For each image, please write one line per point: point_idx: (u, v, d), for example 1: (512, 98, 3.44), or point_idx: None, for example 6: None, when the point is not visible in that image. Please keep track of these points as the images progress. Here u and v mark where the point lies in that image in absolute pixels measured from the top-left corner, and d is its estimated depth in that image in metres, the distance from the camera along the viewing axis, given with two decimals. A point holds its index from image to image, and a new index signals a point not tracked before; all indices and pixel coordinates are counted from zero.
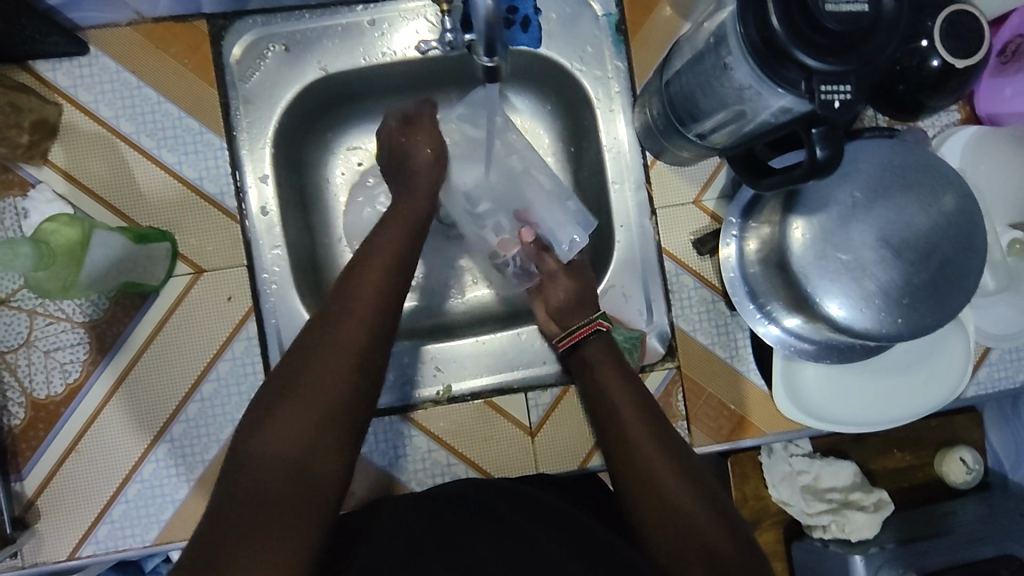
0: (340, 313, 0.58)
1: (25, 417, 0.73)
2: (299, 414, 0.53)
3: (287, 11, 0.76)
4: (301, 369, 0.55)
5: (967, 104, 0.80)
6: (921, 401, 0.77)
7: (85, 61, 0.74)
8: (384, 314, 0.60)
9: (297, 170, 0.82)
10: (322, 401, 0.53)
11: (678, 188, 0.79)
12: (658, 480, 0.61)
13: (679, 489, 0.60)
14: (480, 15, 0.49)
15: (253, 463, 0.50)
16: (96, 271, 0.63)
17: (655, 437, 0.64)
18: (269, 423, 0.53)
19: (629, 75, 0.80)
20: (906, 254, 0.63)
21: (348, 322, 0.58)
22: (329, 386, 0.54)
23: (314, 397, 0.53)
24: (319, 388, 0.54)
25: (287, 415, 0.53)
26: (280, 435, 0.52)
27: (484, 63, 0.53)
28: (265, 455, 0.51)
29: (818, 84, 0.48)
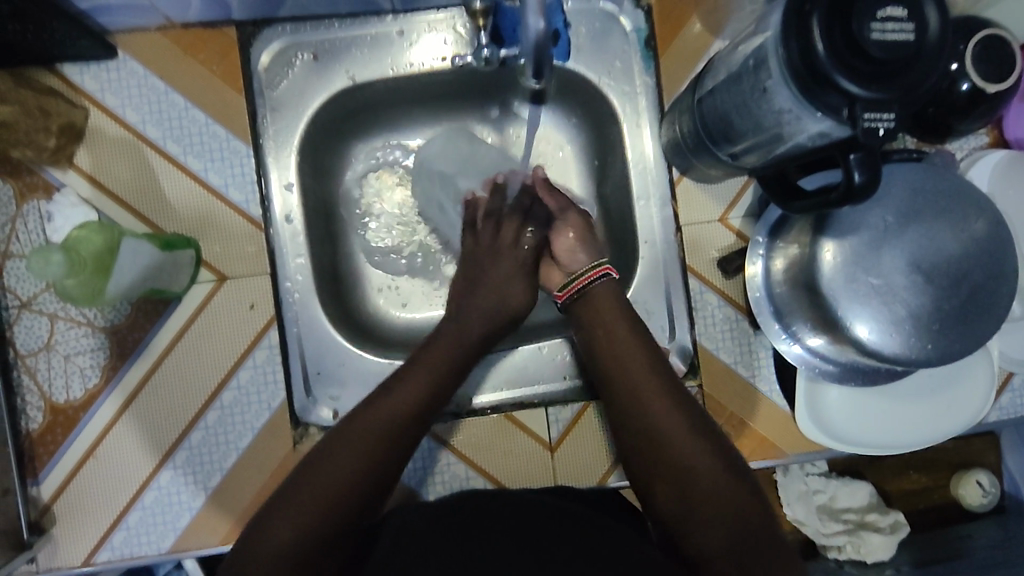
0: (368, 412, 0.62)
1: (44, 422, 0.73)
2: (310, 508, 0.55)
3: (316, 20, 0.76)
4: (326, 463, 0.58)
5: (996, 128, 0.80)
6: (943, 425, 0.77)
7: (113, 64, 0.73)
8: (418, 425, 0.63)
9: (321, 178, 0.82)
10: (335, 496, 0.56)
11: (703, 205, 0.79)
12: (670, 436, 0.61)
13: (699, 456, 0.60)
14: (530, 39, 0.49)
15: (262, 544, 0.54)
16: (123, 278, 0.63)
17: (682, 415, 0.63)
18: (286, 507, 0.56)
19: (657, 91, 0.79)
20: (938, 279, 0.62)
21: (380, 427, 0.61)
22: (344, 485, 0.57)
23: (323, 493, 0.56)
24: (336, 482, 0.57)
25: (304, 503, 0.55)
26: (290, 519, 0.55)
27: (530, 84, 0.54)
28: (278, 536, 0.54)
29: (861, 112, 0.48)
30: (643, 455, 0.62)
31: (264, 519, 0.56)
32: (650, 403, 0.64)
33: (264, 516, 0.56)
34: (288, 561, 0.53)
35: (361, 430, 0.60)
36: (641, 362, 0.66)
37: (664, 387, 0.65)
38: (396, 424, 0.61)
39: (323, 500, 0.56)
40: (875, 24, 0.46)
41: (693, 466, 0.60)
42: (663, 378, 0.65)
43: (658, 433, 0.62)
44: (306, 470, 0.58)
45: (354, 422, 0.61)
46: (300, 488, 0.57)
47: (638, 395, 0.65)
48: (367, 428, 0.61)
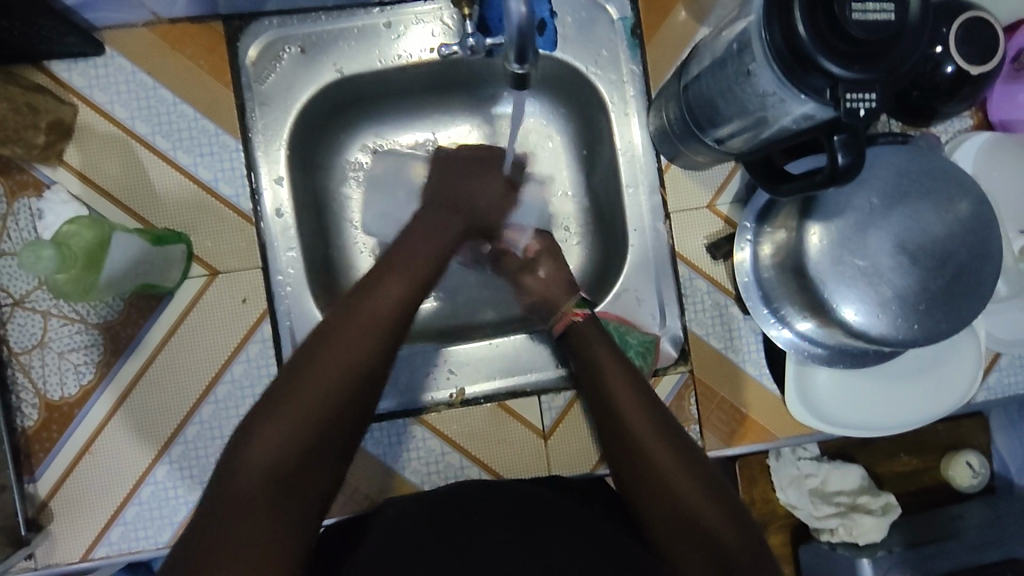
0: (346, 317, 0.57)
1: (39, 419, 0.73)
2: (284, 431, 0.52)
3: (303, 13, 0.76)
4: (301, 378, 0.54)
5: (979, 111, 0.81)
6: (932, 405, 0.78)
7: (100, 61, 0.73)
8: (402, 323, 0.59)
9: (310, 172, 0.82)
10: (316, 414, 0.53)
11: (691, 192, 0.80)
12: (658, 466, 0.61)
13: (687, 487, 0.60)
14: (513, 24, 0.49)
15: (245, 462, 0.51)
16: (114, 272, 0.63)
17: (663, 435, 0.64)
18: (260, 428, 0.52)
19: (644, 79, 0.80)
20: (923, 260, 0.63)
21: (352, 339, 0.56)
22: (327, 392, 0.54)
23: (305, 405, 0.53)
24: (319, 394, 0.53)
25: (279, 425, 0.52)
26: (272, 441, 0.51)
27: (515, 71, 0.54)
28: (254, 460, 0.51)
29: (843, 92, 0.48)
30: (626, 473, 0.63)
31: (236, 446, 0.52)
32: (634, 422, 0.65)
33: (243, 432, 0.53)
34: (266, 482, 0.50)
35: (333, 345, 0.55)
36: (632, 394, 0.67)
37: (647, 409, 0.66)
38: (378, 328, 0.57)
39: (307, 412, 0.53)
40: (856, 5, 0.47)
41: (672, 482, 0.60)
42: (646, 399, 0.67)
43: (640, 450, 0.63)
44: (287, 378, 0.54)
45: (325, 335, 0.56)
46: (276, 406, 0.53)
47: (620, 411, 0.66)
48: (342, 331, 0.56)
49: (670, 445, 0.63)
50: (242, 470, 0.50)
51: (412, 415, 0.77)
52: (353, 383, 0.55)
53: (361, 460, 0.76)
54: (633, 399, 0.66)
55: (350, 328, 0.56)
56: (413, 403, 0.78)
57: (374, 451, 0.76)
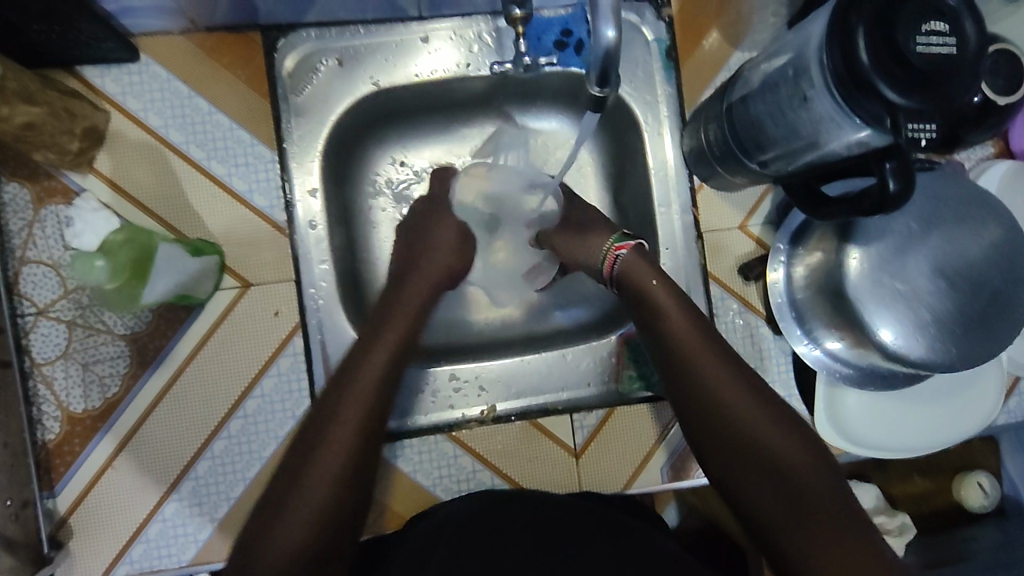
0: (353, 373, 0.63)
1: (60, 432, 0.70)
2: (321, 477, 0.56)
3: (341, 25, 0.76)
4: (327, 436, 0.58)
5: (1001, 140, 0.84)
6: (957, 427, 0.78)
7: (135, 68, 0.72)
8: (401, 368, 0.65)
9: (343, 185, 0.82)
10: (342, 458, 0.58)
11: (723, 213, 0.81)
12: (753, 426, 0.61)
13: (779, 442, 0.60)
14: (601, 50, 0.49)
15: (288, 507, 0.55)
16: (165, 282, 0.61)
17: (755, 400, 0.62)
18: (276, 520, 0.55)
19: (678, 101, 0.81)
20: (961, 284, 0.64)
21: (369, 383, 0.62)
22: (356, 435, 0.59)
23: (337, 446, 0.58)
24: (350, 436, 0.59)
25: (309, 482, 0.56)
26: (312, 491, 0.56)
27: (595, 92, 0.54)
28: (273, 555, 0.53)
29: (903, 121, 0.49)
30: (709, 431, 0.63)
31: (281, 490, 0.56)
32: (708, 369, 0.63)
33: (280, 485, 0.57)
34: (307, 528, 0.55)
35: (343, 403, 0.61)
36: (708, 352, 0.64)
37: (738, 375, 0.63)
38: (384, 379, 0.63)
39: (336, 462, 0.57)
40: (920, 37, 0.48)
41: (767, 444, 0.60)
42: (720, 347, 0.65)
43: (732, 413, 0.62)
44: (318, 417, 0.60)
45: (335, 396, 0.61)
46: (285, 500, 0.56)
47: (696, 373, 0.64)
48: (358, 382, 0.62)
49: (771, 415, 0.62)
50: (276, 534, 0.54)
51: (442, 432, 0.76)
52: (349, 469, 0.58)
53: (391, 477, 0.75)
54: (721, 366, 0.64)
55: (350, 405, 0.60)
56: (443, 420, 0.77)
57: (404, 468, 0.75)
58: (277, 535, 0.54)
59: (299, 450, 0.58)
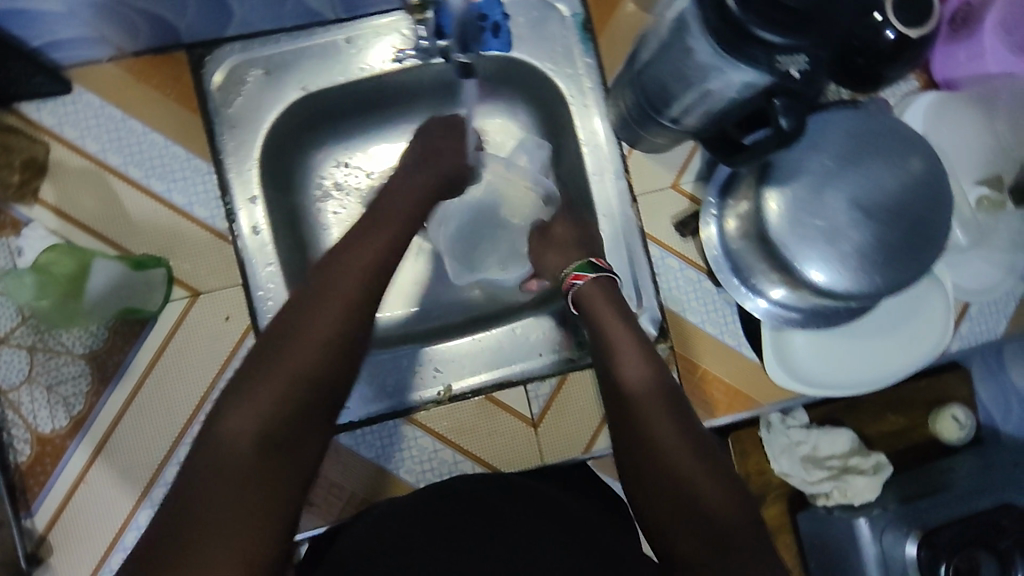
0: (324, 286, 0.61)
1: (32, 454, 0.73)
2: (273, 386, 0.55)
3: (264, 36, 0.79)
4: (285, 343, 0.57)
5: (924, 73, 0.85)
6: (908, 359, 0.79)
7: (69, 99, 0.75)
8: (381, 284, 0.64)
9: (286, 190, 0.84)
10: (301, 367, 0.56)
11: (654, 173, 0.82)
12: (677, 458, 0.61)
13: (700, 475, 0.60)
14: None
15: (236, 415, 0.54)
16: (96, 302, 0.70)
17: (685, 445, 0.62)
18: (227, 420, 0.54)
19: (600, 71, 0.83)
20: (879, 214, 0.65)
21: (343, 293, 0.61)
22: (321, 340, 0.58)
23: (294, 356, 0.56)
24: (311, 341, 0.57)
25: (259, 391, 0.55)
26: (263, 397, 0.54)
27: None
28: (229, 436, 0.53)
29: (776, 58, 0.51)
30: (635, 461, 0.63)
31: (229, 399, 0.55)
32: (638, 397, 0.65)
33: (230, 395, 0.55)
34: (254, 438, 0.53)
35: (309, 314, 0.59)
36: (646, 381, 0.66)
37: (669, 417, 0.63)
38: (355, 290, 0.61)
39: (294, 371, 0.56)
40: None
41: (688, 478, 0.60)
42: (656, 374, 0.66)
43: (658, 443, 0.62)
44: (283, 326, 0.59)
45: (302, 306, 0.60)
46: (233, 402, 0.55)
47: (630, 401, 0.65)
48: (327, 293, 0.61)
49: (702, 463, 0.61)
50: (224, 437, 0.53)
51: (402, 416, 0.79)
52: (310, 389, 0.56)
53: (357, 463, 0.77)
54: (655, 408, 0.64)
55: (316, 313, 0.59)
56: (402, 404, 0.79)
57: (368, 455, 0.77)
58: (226, 441, 0.53)
59: (263, 358, 0.57)
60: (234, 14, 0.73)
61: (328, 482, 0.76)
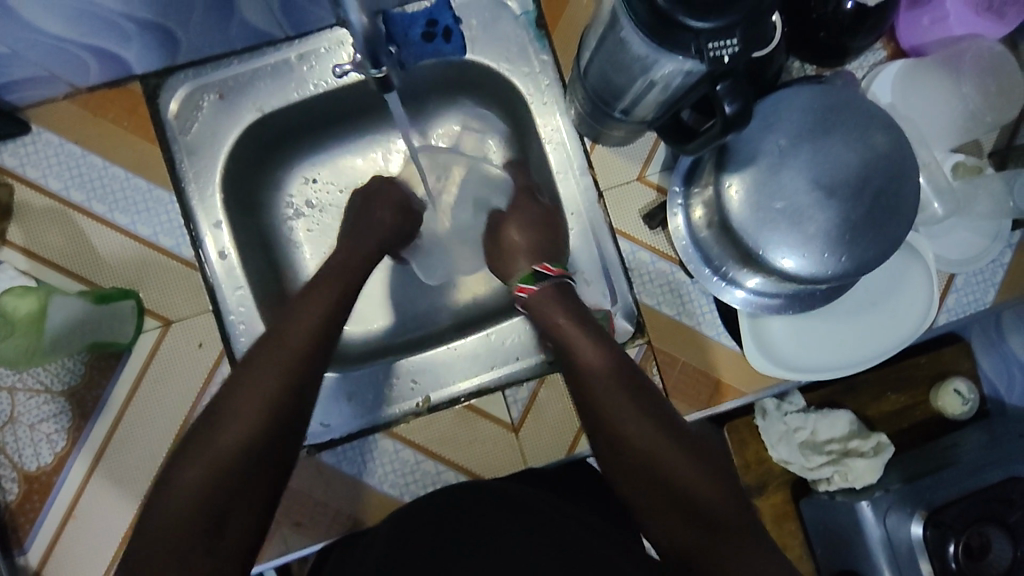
0: (276, 341, 0.64)
1: (19, 492, 0.74)
2: (230, 440, 0.58)
3: (216, 60, 0.79)
4: (239, 397, 0.60)
5: (891, 41, 0.81)
6: (892, 335, 0.77)
7: (28, 139, 0.76)
8: (327, 333, 0.66)
9: (255, 212, 0.85)
10: (252, 420, 0.59)
11: (619, 167, 0.80)
12: (653, 450, 0.63)
13: (687, 467, 0.62)
14: (362, 33, 0.45)
15: (192, 469, 0.57)
16: (57, 337, 0.66)
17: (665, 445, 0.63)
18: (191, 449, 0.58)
19: (556, 67, 0.82)
20: (841, 191, 0.63)
21: (294, 346, 0.63)
22: (273, 393, 0.60)
23: (248, 411, 0.59)
24: (259, 395, 0.60)
25: (217, 446, 0.57)
26: (217, 454, 0.57)
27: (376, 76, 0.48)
28: (186, 486, 0.56)
29: (705, 43, 0.50)
30: (609, 456, 0.65)
31: (182, 453, 0.58)
32: (597, 392, 0.66)
33: (185, 448, 0.59)
34: (206, 490, 0.56)
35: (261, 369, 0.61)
36: (611, 378, 0.67)
37: (652, 419, 0.65)
38: (306, 344, 0.64)
39: (249, 426, 0.58)
40: None
41: (663, 470, 0.62)
42: (619, 363, 0.68)
43: (625, 438, 0.64)
44: (237, 379, 0.61)
45: (253, 359, 0.62)
46: (195, 441, 0.58)
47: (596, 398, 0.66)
48: (279, 346, 0.63)
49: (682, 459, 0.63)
50: (179, 490, 0.56)
51: (381, 430, 0.78)
52: (270, 409, 0.60)
53: (339, 481, 0.77)
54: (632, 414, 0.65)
55: (268, 366, 0.62)
56: (382, 417, 0.79)
57: (349, 471, 0.77)
58: (182, 492, 0.56)
59: (215, 408, 0.60)
60: (180, 41, 0.73)
61: (312, 501, 0.76)
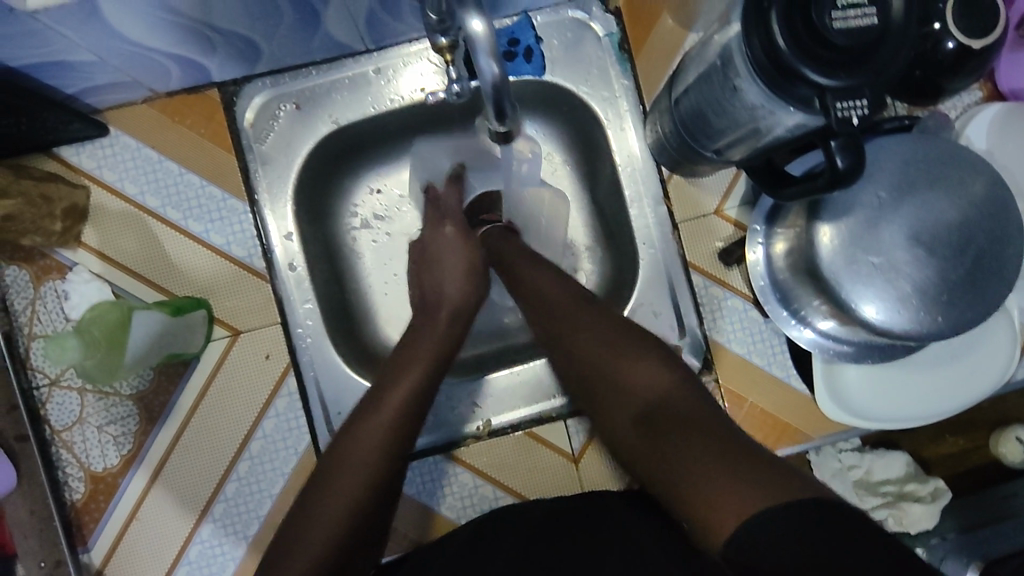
0: (366, 422, 0.62)
1: (85, 491, 0.75)
2: (326, 525, 0.56)
3: (294, 70, 0.77)
4: (335, 482, 0.59)
5: (988, 82, 0.79)
6: (969, 391, 0.75)
7: (107, 141, 0.76)
8: (419, 414, 0.65)
9: (321, 221, 0.83)
10: (350, 507, 0.57)
11: (698, 199, 0.79)
12: (630, 377, 0.62)
13: (662, 387, 0.60)
14: (488, 83, 0.49)
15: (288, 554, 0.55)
16: (142, 355, 0.71)
17: (640, 357, 0.63)
18: (331, 483, 0.59)
19: (637, 92, 0.80)
20: (940, 250, 0.62)
21: (386, 427, 0.62)
22: (370, 477, 0.59)
23: (343, 497, 0.58)
24: (356, 485, 0.58)
25: (315, 531, 0.56)
26: (315, 540, 0.55)
27: (495, 126, 0.54)
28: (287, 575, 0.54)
29: (832, 101, 0.49)
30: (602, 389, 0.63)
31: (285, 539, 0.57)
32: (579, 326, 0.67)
33: (284, 536, 0.57)
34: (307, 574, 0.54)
35: (358, 453, 0.60)
36: (602, 329, 0.66)
37: (636, 351, 0.64)
38: (400, 424, 0.63)
39: (340, 515, 0.57)
40: (836, 13, 0.48)
41: (645, 393, 0.60)
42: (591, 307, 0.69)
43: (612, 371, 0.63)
44: (333, 460, 0.60)
45: (349, 444, 0.61)
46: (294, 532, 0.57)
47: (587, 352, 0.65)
48: (369, 428, 0.62)
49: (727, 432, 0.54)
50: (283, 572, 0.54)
51: (441, 451, 0.78)
52: (380, 473, 0.60)
53: (397, 500, 0.77)
54: (630, 358, 0.63)
55: (363, 451, 0.60)
56: (441, 439, 0.78)
57: (407, 490, 0.77)
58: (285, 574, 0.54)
59: (315, 491, 0.59)
60: (263, 52, 0.72)
61: None
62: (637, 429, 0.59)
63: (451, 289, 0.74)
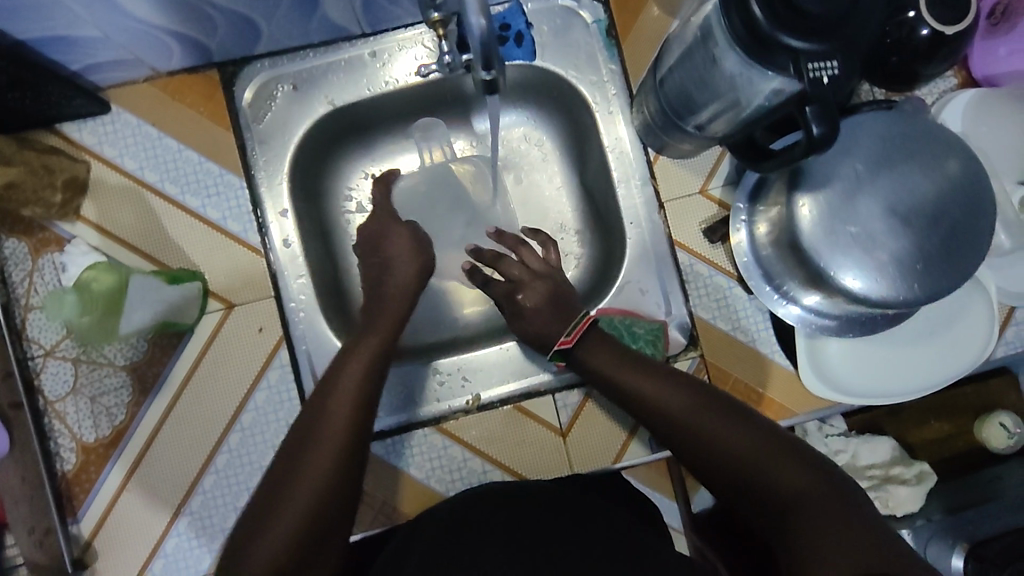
0: (327, 403, 0.60)
1: (77, 462, 0.76)
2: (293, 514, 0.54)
3: (292, 52, 0.80)
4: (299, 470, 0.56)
5: (963, 69, 0.81)
6: (950, 368, 0.77)
7: (108, 118, 0.78)
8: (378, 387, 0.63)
9: (314, 201, 0.85)
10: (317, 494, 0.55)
11: (683, 179, 0.81)
12: (681, 418, 0.58)
13: (721, 431, 0.56)
14: (476, 37, 0.52)
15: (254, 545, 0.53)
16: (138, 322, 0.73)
17: (685, 393, 0.60)
18: (296, 468, 0.56)
19: (624, 77, 0.82)
20: (915, 220, 0.64)
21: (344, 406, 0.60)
22: (336, 457, 0.57)
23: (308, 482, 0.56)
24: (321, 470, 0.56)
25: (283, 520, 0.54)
26: (283, 529, 0.54)
27: (483, 77, 0.57)
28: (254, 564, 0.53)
29: (806, 64, 0.51)
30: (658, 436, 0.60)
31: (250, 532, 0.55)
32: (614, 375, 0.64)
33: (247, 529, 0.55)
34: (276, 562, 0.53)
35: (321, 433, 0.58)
36: (634, 373, 0.63)
37: (679, 386, 0.60)
38: (360, 398, 0.61)
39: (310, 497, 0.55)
40: None
41: (700, 439, 0.57)
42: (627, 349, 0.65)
43: (664, 413, 0.59)
44: (294, 446, 0.58)
45: (311, 426, 0.59)
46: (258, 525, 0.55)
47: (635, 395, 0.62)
48: (328, 409, 0.59)
49: (776, 447, 0.55)
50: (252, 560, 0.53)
51: (430, 425, 0.79)
52: (346, 449, 0.58)
53: (387, 472, 0.78)
54: (670, 391, 0.60)
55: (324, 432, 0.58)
56: (432, 413, 0.79)
57: (397, 463, 0.78)
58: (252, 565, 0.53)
59: (280, 477, 0.57)
60: (262, 32, 0.75)
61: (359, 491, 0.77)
62: (710, 478, 0.57)
63: (399, 265, 0.73)
